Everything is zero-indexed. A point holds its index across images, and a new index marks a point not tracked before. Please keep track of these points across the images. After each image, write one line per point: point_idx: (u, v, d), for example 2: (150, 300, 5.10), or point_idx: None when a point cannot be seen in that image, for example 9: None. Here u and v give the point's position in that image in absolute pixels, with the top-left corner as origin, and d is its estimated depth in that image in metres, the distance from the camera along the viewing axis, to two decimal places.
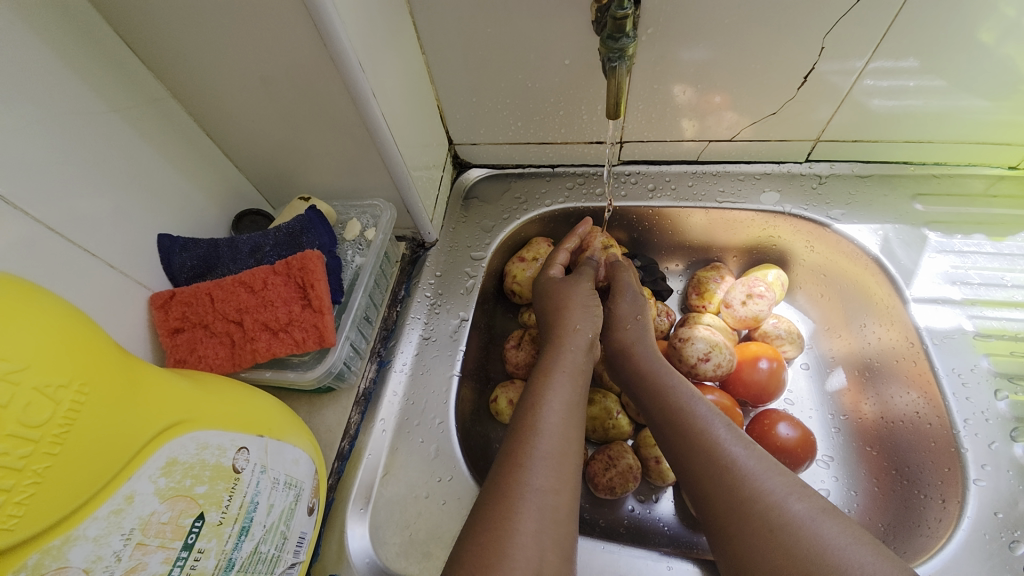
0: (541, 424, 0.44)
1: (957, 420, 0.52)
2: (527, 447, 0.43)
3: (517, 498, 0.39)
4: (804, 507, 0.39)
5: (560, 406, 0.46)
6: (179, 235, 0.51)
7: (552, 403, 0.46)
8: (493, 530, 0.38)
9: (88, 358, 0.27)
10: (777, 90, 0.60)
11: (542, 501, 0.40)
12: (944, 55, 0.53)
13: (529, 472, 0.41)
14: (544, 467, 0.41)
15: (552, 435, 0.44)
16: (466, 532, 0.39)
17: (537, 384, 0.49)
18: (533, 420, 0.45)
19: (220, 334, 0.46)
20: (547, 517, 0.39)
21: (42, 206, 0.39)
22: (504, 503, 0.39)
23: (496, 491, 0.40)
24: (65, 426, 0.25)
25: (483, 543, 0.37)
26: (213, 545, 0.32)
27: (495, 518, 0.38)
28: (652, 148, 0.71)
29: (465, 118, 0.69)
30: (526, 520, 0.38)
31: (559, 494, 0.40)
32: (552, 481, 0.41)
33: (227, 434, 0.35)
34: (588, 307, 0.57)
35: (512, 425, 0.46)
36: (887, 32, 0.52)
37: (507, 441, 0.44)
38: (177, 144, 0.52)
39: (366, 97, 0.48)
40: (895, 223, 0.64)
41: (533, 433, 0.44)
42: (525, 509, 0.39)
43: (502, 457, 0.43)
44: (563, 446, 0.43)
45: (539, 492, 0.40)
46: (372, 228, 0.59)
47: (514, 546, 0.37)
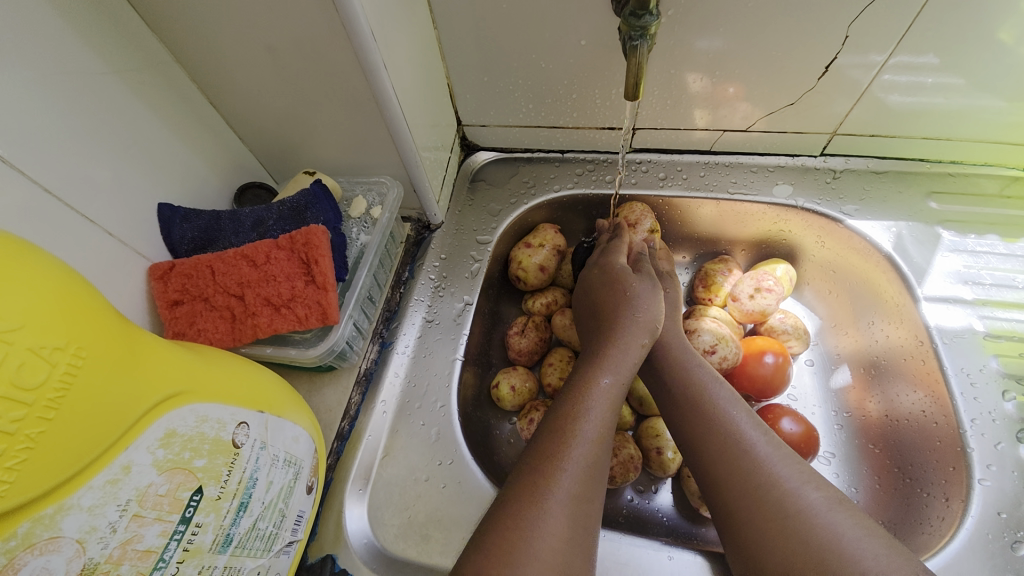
0: (581, 430, 0.43)
1: (965, 420, 0.52)
2: (563, 451, 0.41)
3: (549, 501, 0.38)
4: (821, 497, 0.39)
5: (599, 411, 0.44)
6: (180, 206, 0.50)
7: (594, 410, 0.44)
8: (515, 527, 0.36)
9: (85, 321, 0.26)
10: (797, 80, 0.58)
11: (575, 509, 0.39)
12: (969, 51, 0.52)
13: (564, 478, 0.40)
14: (579, 475, 0.40)
15: (591, 442, 0.42)
16: (484, 526, 0.38)
17: (579, 384, 0.47)
18: (575, 425, 0.43)
19: (220, 308, 0.45)
20: (578, 522, 0.38)
21: (36, 167, 0.37)
22: (530, 503, 0.38)
23: (522, 487, 0.39)
24: (61, 391, 0.24)
25: (503, 538, 0.36)
26: (210, 519, 0.32)
27: (520, 515, 0.37)
28: (664, 137, 0.69)
29: (474, 98, 0.67)
30: (557, 527, 0.37)
31: (589, 502, 0.40)
32: (584, 487, 0.40)
33: (227, 408, 0.34)
34: (649, 308, 0.53)
35: (547, 424, 0.44)
36: (911, 27, 0.51)
37: (540, 440, 0.43)
38: (179, 111, 0.50)
39: (376, 69, 0.46)
40: (909, 221, 0.63)
41: (570, 437, 0.42)
42: (553, 511, 0.38)
43: (532, 455, 0.42)
44: (599, 454, 0.42)
45: (573, 498, 0.39)
46: (378, 207, 0.57)
47: (541, 547, 0.36)
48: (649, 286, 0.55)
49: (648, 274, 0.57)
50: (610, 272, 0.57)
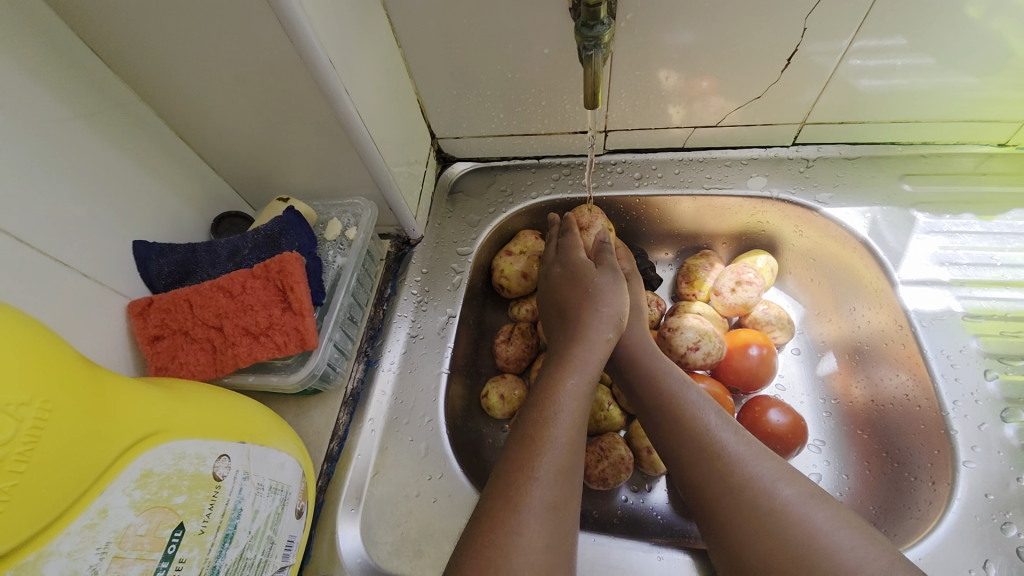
0: (551, 435, 0.43)
1: (947, 402, 0.52)
2: (534, 459, 0.41)
3: (523, 515, 0.38)
4: (795, 492, 0.40)
5: (569, 415, 0.44)
6: (156, 241, 0.50)
7: (562, 412, 0.44)
8: (496, 543, 0.37)
9: (50, 372, 0.27)
10: (761, 72, 0.59)
11: (550, 516, 0.39)
12: (931, 31, 0.52)
13: (536, 486, 0.40)
14: (552, 482, 0.40)
15: (562, 447, 0.42)
16: (464, 543, 0.38)
17: (548, 386, 0.47)
18: (545, 430, 0.43)
19: (200, 340, 0.46)
20: (552, 530, 0.39)
21: (9, 214, 0.38)
22: (505, 511, 0.38)
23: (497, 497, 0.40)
24: (30, 444, 0.25)
25: (480, 554, 0.36)
26: (195, 554, 0.32)
27: (498, 527, 0.38)
28: (637, 137, 0.70)
29: (446, 111, 0.68)
30: (532, 538, 0.37)
31: (563, 508, 0.40)
32: (558, 495, 0.40)
33: (205, 442, 0.34)
34: (613, 302, 0.53)
35: (518, 431, 0.44)
36: (869, 13, 0.51)
37: (512, 448, 0.43)
38: (149, 148, 0.51)
39: (339, 94, 0.47)
40: (884, 205, 0.64)
41: (542, 445, 0.42)
42: (528, 523, 0.38)
43: (505, 465, 0.42)
44: (569, 461, 0.42)
45: (547, 508, 0.39)
46: (354, 227, 0.58)
47: (519, 560, 0.36)
48: (611, 279, 0.55)
49: (609, 268, 0.57)
50: (572, 269, 0.57)
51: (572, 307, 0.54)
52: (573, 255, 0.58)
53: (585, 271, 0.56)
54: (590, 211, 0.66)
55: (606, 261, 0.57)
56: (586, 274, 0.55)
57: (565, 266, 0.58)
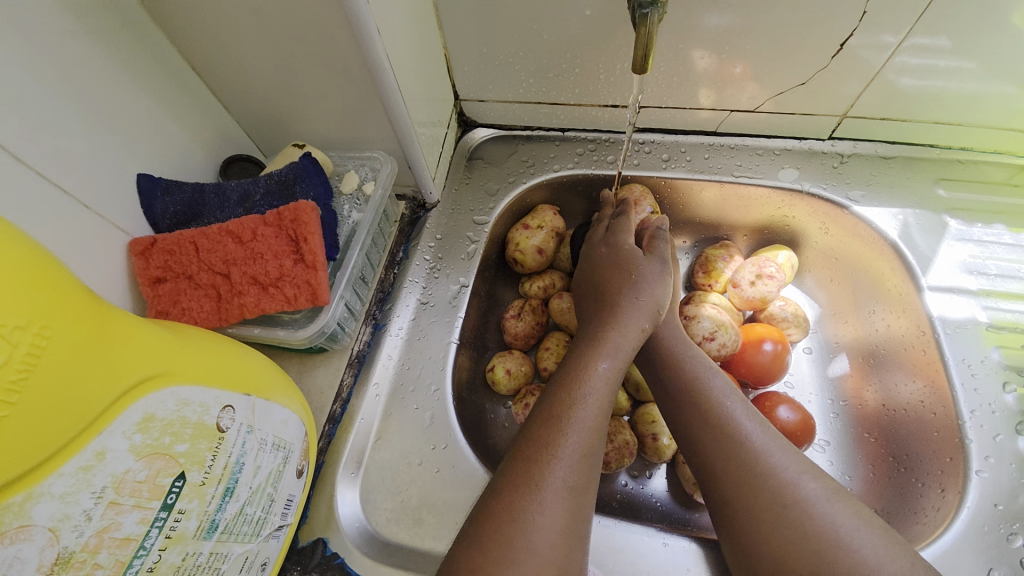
0: (576, 416, 0.41)
1: (964, 411, 0.52)
2: (558, 438, 0.40)
3: (544, 494, 0.37)
4: (819, 487, 0.39)
5: (598, 400, 0.43)
6: (161, 177, 0.47)
7: (589, 395, 0.43)
8: (511, 518, 0.36)
9: (48, 296, 0.24)
10: (807, 61, 0.56)
11: (571, 497, 0.38)
12: (982, 32, 0.50)
13: (559, 465, 0.38)
14: (575, 462, 0.39)
15: (585, 429, 0.41)
16: (476, 519, 0.37)
17: (577, 368, 0.45)
18: (572, 411, 0.41)
19: (205, 287, 0.43)
20: (571, 512, 0.37)
21: (8, 132, 0.35)
22: (525, 483, 0.37)
23: (517, 468, 0.39)
24: (24, 373, 0.22)
25: (497, 531, 0.35)
26: (194, 506, 0.30)
27: (515, 496, 0.37)
28: (669, 115, 0.67)
29: (473, 71, 0.64)
30: (551, 516, 0.36)
31: (584, 490, 0.39)
32: (581, 476, 0.39)
33: (210, 391, 0.32)
34: (651, 293, 0.51)
35: (541, 411, 0.42)
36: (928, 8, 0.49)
37: (532, 426, 0.41)
38: (159, 76, 0.47)
39: (368, 35, 0.43)
40: (917, 209, 0.62)
41: (565, 425, 0.41)
42: (548, 501, 0.37)
43: (526, 442, 0.40)
44: (591, 440, 0.41)
45: (569, 488, 0.38)
46: (371, 182, 0.55)
47: (537, 539, 0.35)
48: (658, 269, 0.53)
49: (659, 256, 0.54)
50: (617, 253, 0.55)
51: (611, 292, 0.52)
52: (622, 239, 0.55)
53: (642, 257, 0.54)
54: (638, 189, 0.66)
55: (657, 249, 0.55)
56: (634, 261, 0.53)
57: (612, 250, 0.55)
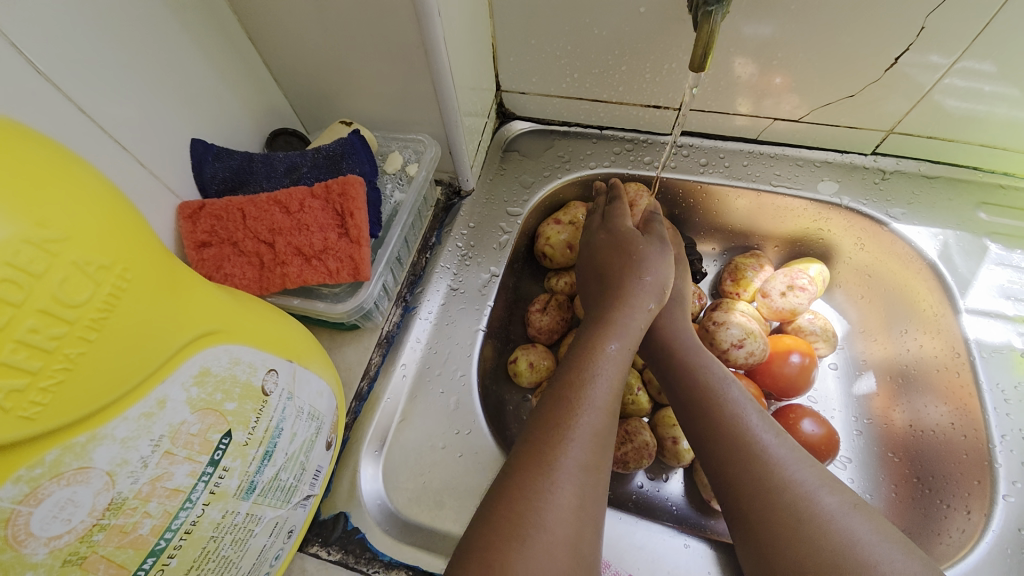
0: (588, 396, 0.41)
1: (994, 435, 0.51)
2: (570, 419, 0.40)
3: (556, 473, 0.37)
4: (836, 502, 0.38)
5: (610, 381, 0.43)
6: (212, 143, 0.48)
7: (601, 374, 0.43)
8: (523, 497, 0.36)
9: (129, 242, 0.25)
10: (857, 75, 0.55)
11: (583, 479, 0.38)
12: None
13: (571, 446, 0.38)
14: (587, 444, 0.39)
15: (598, 409, 0.41)
16: (490, 501, 0.37)
17: (588, 349, 0.45)
18: (583, 391, 0.42)
19: (249, 254, 0.43)
20: (583, 492, 0.37)
21: (75, 85, 0.35)
22: (537, 462, 0.37)
23: (528, 450, 0.39)
24: (104, 312, 0.23)
25: (512, 511, 0.35)
26: (237, 465, 0.31)
27: (528, 475, 0.37)
28: (711, 120, 0.66)
29: (518, 62, 0.64)
30: (563, 495, 0.36)
31: (596, 471, 0.39)
32: (591, 457, 0.39)
33: (259, 353, 0.33)
34: (647, 276, 0.51)
35: (552, 392, 0.43)
36: (982, 32, 0.48)
37: (545, 406, 0.42)
38: (217, 43, 0.47)
39: (428, 16, 0.43)
40: (957, 230, 0.61)
41: (578, 405, 0.41)
42: (560, 482, 0.37)
43: (537, 421, 0.41)
44: (604, 422, 0.41)
45: (580, 468, 0.38)
46: (414, 164, 0.55)
47: (550, 517, 0.35)
48: (658, 249, 0.54)
49: (657, 237, 0.55)
50: (617, 236, 0.55)
51: (613, 273, 0.52)
52: (619, 220, 0.56)
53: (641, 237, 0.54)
54: (633, 188, 0.64)
55: (653, 228, 0.57)
56: (632, 241, 0.53)
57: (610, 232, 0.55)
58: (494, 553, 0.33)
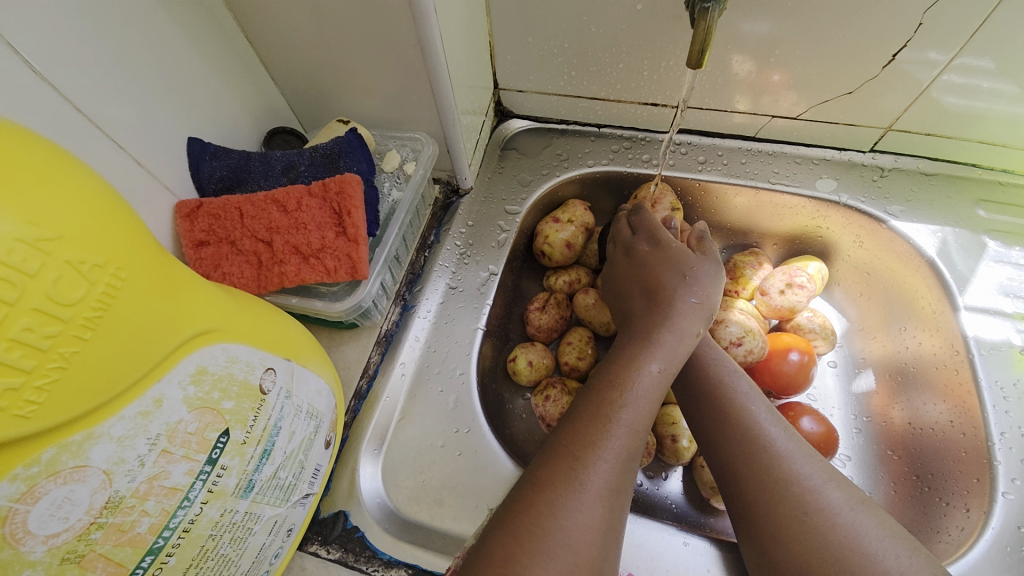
0: (620, 419, 0.41)
1: (993, 433, 0.51)
2: (599, 443, 0.39)
3: (586, 494, 0.37)
4: (842, 497, 0.38)
5: (644, 403, 0.42)
6: (209, 142, 0.48)
7: (638, 392, 0.42)
8: (551, 517, 0.35)
9: (124, 241, 0.25)
10: (855, 72, 0.55)
11: (608, 500, 0.37)
12: None
13: (598, 469, 0.38)
14: (615, 466, 0.39)
15: (630, 428, 0.41)
16: (510, 509, 0.36)
17: (627, 368, 0.44)
18: (614, 413, 0.41)
19: (246, 253, 0.43)
20: (610, 512, 0.37)
21: (71, 83, 0.35)
22: (562, 486, 0.37)
23: (552, 473, 0.38)
24: (98, 311, 0.23)
25: (533, 524, 0.35)
26: (235, 463, 0.31)
27: (550, 498, 0.36)
28: (708, 117, 0.66)
29: (515, 60, 0.64)
30: (588, 516, 0.36)
31: (623, 490, 0.39)
32: (620, 478, 0.39)
33: (256, 352, 0.33)
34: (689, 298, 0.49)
35: (583, 408, 0.42)
36: (980, 28, 0.48)
37: (575, 423, 0.41)
38: (214, 42, 0.47)
39: (424, 13, 0.43)
40: (956, 227, 0.61)
41: (608, 426, 0.40)
42: (586, 503, 0.36)
43: (564, 442, 0.40)
44: (635, 440, 0.41)
45: (608, 489, 0.38)
46: (412, 163, 0.55)
47: (574, 539, 0.35)
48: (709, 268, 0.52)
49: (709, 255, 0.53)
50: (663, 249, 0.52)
51: (657, 289, 0.50)
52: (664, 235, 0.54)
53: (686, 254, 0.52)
54: (658, 188, 0.64)
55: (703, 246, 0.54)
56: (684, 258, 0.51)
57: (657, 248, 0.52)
58: (517, 562, 0.33)
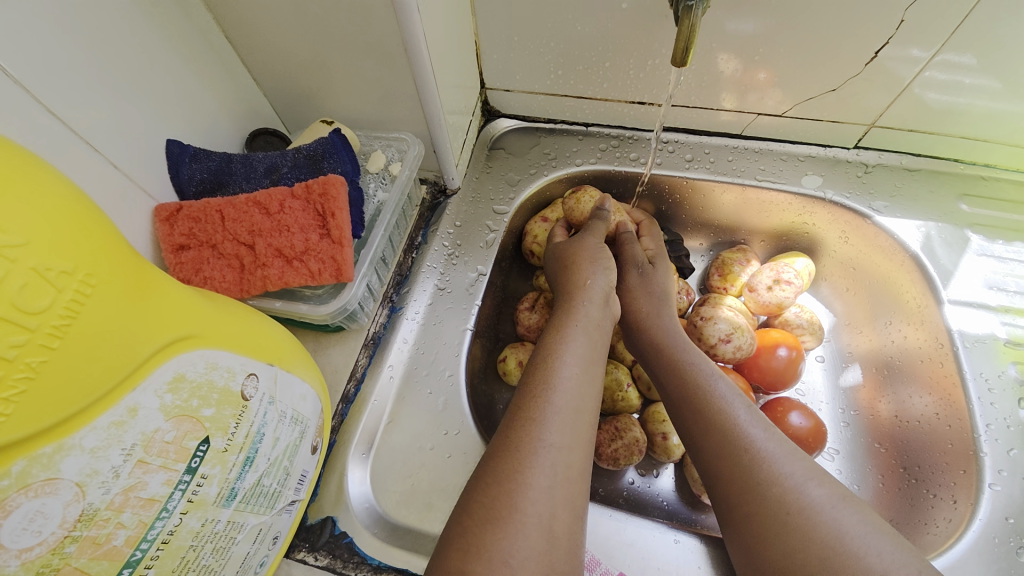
0: (556, 377, 0.43)
1: (979, 424, 0.52)
2: (540, 403, 0.41)
3: (527, 453, 0.38)
4: (824, 494, 0.39)
5: (575, 359, 0.45)
6: (189, 144, 0.47)
7: (566, 355, 0.45)
8: (494, 484, 0.36)
9: (94, 246, 0.24)
10: (839, 69, 0.55)
11: (555, 457, 0.38)
12: (1008, 54, 0.50)
13: (541, 428, 0.39)
14: (556, 423, 0.40)
15: (567, 390, 0.42)
16: (468, 490, 0.37)
17: (556, 339, 0.47)
18: (549, 373, 0.43)
19: (228, 257, 0.43)
20: (558, 473, 0.37)
21: (44, 85, 0.34)
22: (514, 454, 0.38)
23: (503, 441, 0.39)
24: (66, 319, 0.23)
25: (486, 498, 0.36)
26: (216, 472, 0.30)
27: (502, 469, 0.37)
28: (695, 116, 0.66)
29: (502, 60, 0.64)
30: (535, 475, 0.37)
31: (572, 452, 0.39)
32: (565, 437, 0.39)
33: (237, 357, 0.32)
34: (595, 273, 0.53)
35: (522, 381, 0.44)
36: (962, 25, 0.49)
37: (518, 396, 0.43)
38: (193, 41, 0.46)
39: (407, 11, 0.43)
40: (939, 222, 0.62)
41: (546, 387, 0.42)
42: (533, 462, 0.37)
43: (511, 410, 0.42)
44: (578, 401, 0.42)
45: (552, 448, 0.38)
46: (397, 163, 0.55)
47: (524, 501, 0.35)
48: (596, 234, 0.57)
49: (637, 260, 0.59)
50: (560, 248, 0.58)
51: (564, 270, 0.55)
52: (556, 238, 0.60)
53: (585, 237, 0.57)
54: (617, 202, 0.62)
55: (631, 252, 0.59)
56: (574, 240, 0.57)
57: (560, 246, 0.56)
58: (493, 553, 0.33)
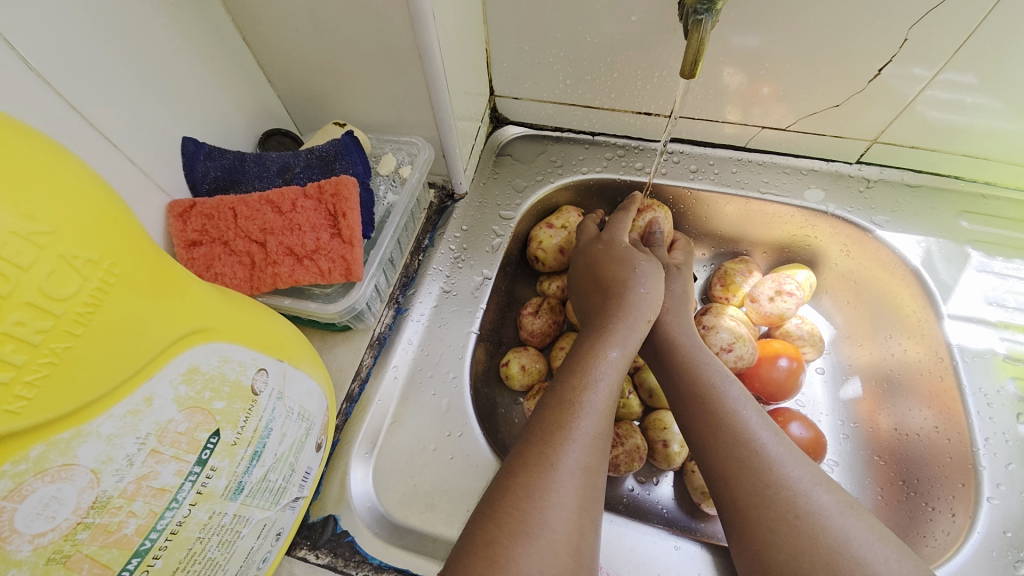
0: (587, 400, 0.43)
1: (978, 438, 0.52)
2: (571, 423, 0.41)
3: (557, 472, 0.38)
4: (831, 500, 0.39)
5: (609, 386, 0.44)
6: (204, 142, 0.47)
7: (600, 380, 0.44)
8: (517, 489, 0.37)
9: (119, 238, 0.25)
10: (842, 85, 0.57)
11: (581, 480, 0.38)
12: (1008, 75, 0.51)
13: (571, 448, 0.39)
14: (586, 445, 0.40)
15: (597, 415, 0.42)
16: (492, 496, 0.38)
17: (588, 356, 0.46)
18: (582, 395, 0.43)
19: (240, 254, 0.43)
20: (584, 495, 0.38)
21: (67, 82, 0.35)
22: (540, 466, 0.38)
23: (528, 450, 0.40)
24: (90, 307, 0.23)
25: (511, 506, 0.36)
26: (225, 465, 0.31)
27: (523, 478, 0.38)
28: (700, 127, 0.67)
29: (511, 68, 0.65)
30: (556, 489, 0.37)
31: (596, 475, 0.40)
32: (590, 459, 0.40)
33: (249, 352, 0.32)
34: (648, 308, 0.51)
35: (551, 398, 0.43)
36: (963, 46, 0.50)
37: (545, 412, 0.42)
38: (211, 42, 0.47)
39: (423, 18, 0.44)
40: (940, 238, 0.62)
41: (578, 408, 0.42)
42: (559, 479, 0.38)
43: (541, 424, 0.41)
44: (601, 428, 0.42)
45: (580, 470, 0.39)
46: (407, 166, 0.56)
47: (551, 515, 0.36)
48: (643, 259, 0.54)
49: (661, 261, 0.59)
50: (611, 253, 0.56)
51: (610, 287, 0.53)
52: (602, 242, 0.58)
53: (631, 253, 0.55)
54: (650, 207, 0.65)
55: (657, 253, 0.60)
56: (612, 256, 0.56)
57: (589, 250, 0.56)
58: (499, 546, 0.34)
